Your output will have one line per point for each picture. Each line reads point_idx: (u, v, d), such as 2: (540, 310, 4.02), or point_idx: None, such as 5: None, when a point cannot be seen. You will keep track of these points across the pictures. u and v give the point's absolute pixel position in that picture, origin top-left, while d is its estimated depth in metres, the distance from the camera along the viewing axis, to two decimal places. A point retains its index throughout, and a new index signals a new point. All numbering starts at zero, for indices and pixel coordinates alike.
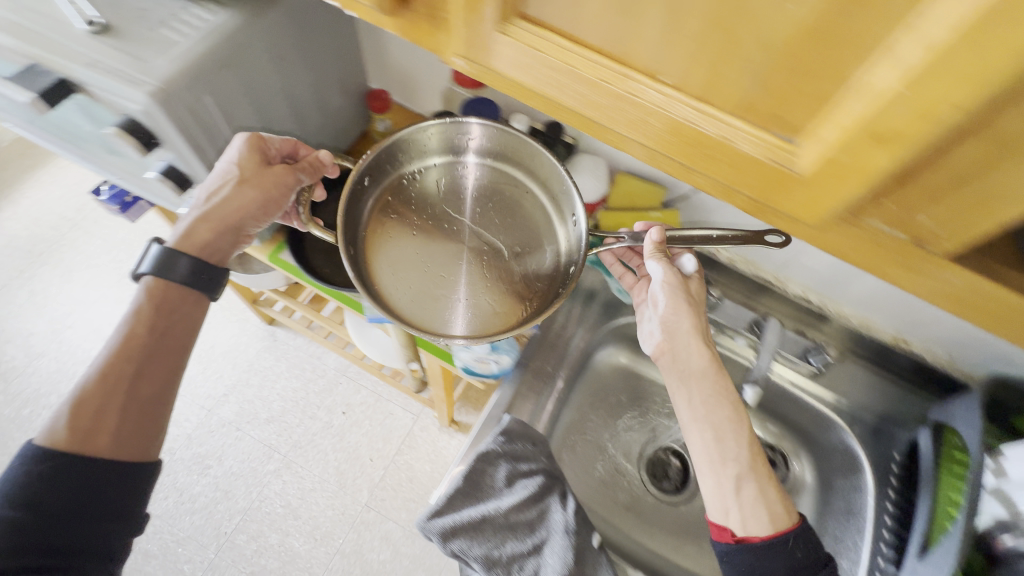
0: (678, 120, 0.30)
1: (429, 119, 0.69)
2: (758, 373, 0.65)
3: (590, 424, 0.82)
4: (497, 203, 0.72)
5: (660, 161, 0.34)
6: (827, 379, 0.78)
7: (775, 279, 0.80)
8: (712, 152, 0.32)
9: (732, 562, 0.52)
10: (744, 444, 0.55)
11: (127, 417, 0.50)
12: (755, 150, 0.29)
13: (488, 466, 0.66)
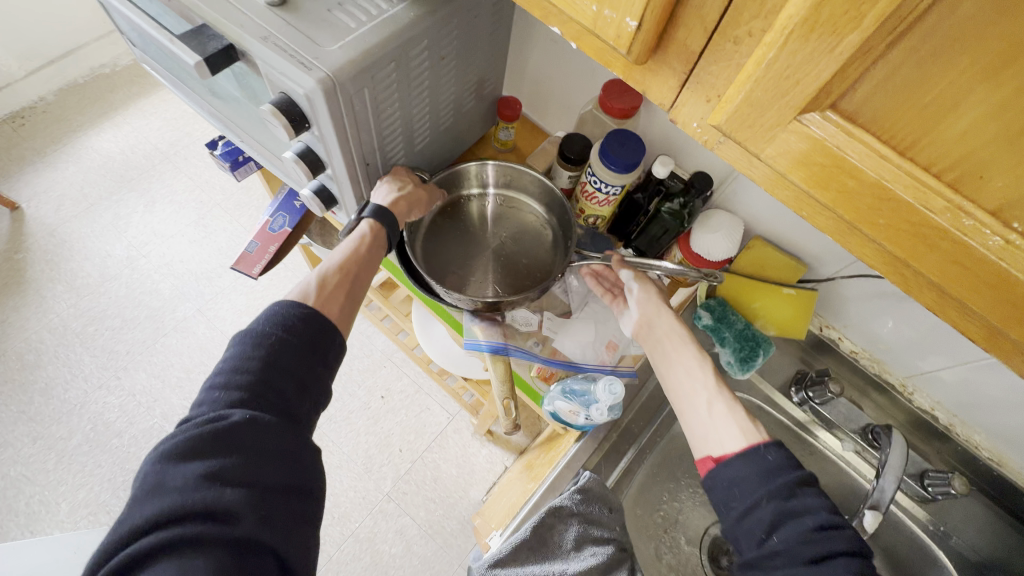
0: (1009, 272, 0.23)
1: (470, 160, 0.71)
2: (879, 496, 0.59)
3: (658, 491, 0.75)
4: (507, 218, 0.73)
5: (943, 313, 0.28)
6: (938, 507, 0.71)
7: (900, 384, 0.72)
8: None
9: (717, 487, 0.48)
10: (710, 373, 0.55)
11: (349, 304, 0.55)
12: None
13: (559, 525, 0.61)
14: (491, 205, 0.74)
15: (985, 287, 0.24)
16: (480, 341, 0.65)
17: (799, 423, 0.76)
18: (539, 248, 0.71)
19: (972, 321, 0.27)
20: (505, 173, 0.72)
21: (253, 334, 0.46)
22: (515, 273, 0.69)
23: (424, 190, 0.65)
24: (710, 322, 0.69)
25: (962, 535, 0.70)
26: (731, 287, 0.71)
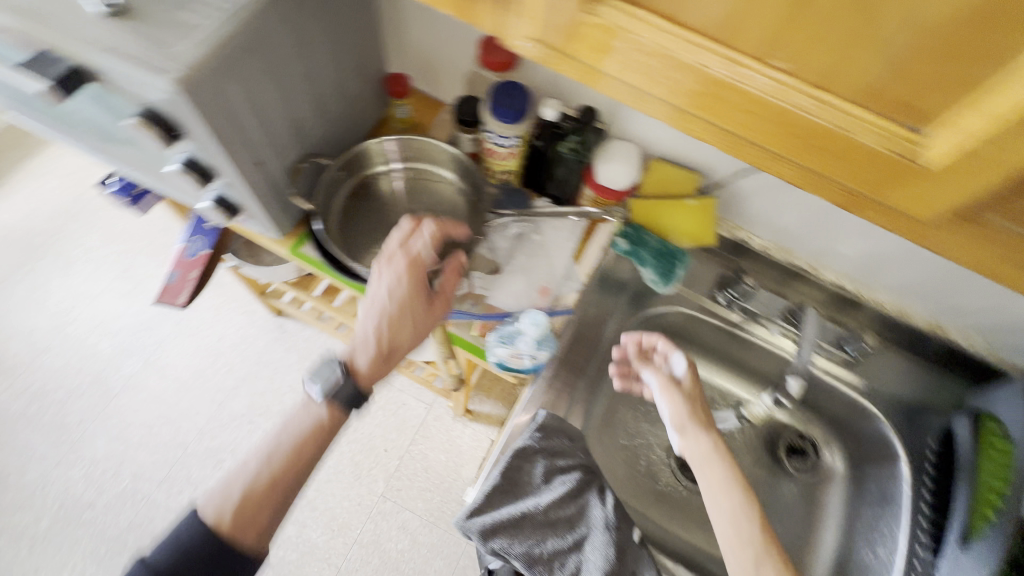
0: (790, 109, 0.29)
1: (372, 139, 0.71)
2: (799, 366, 0.65)
3: (618, 416, 0.80)
4: (419, 192, 0.74)
5: (769, 168, 0.33)
6: (862, 369, 0.78)
7: (809, 266, 0.79)
8: (822, 145, 0.30)
9: None
10: (753, 517, 0.52)
11: (272, 513, 0.56)
12: (878, 140, 0.28)
13: (527, 464, 0.64)
14: (401, 181, 0.75)
15: (776, 126, 0.30)
16: None
17: (732, 323, 0.80)
18: (455, 217, 0.73)
19: (788, 169, 0.33)
20: (410, 147, 0.73)
21: (155, 558, 0.50)
22: None
23: (411, 293, 0.62)
24: (626, 246, 0.73)
25: (885, 385, 0.77)
26: (641, 211, 0.75)
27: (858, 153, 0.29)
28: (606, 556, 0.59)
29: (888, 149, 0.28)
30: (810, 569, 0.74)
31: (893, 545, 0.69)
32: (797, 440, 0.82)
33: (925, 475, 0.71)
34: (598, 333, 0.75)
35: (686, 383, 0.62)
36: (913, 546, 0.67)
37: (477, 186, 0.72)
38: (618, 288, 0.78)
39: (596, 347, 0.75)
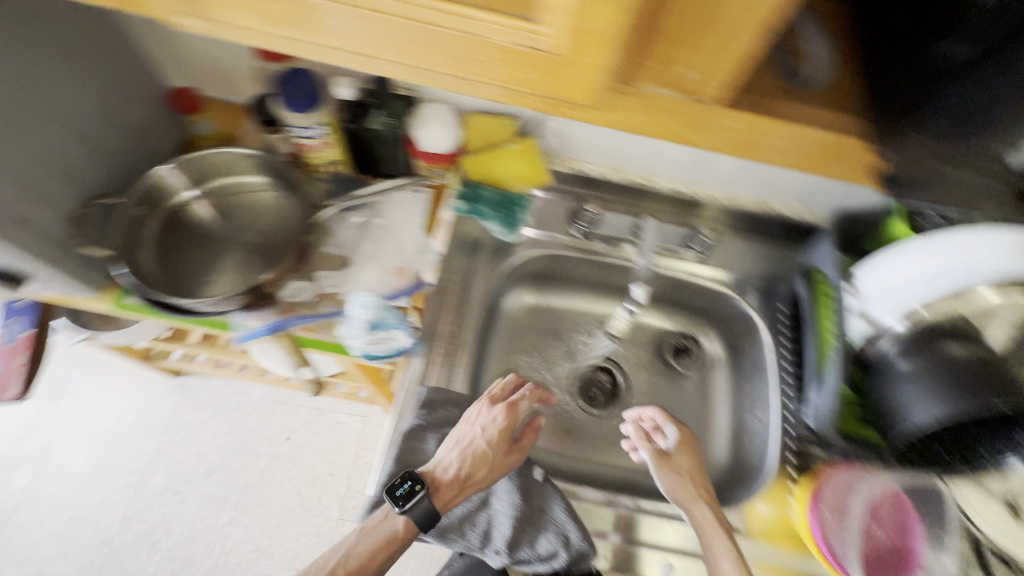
0: (426, 24, 0.34)
1: (166, 164, 0.66)
2: (643, 274, 0.68)
3: (522, 364, 0.85)
4: (240, 207, 0.70)
5: (465, 87, 0.39)
6: (713, 259, 0.84)
7: (643, 179, 0.83)
8: (470, 51, 0.35)
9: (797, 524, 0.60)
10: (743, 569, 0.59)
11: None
12: (504, 36, 0.33)
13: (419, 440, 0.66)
14: (216, 200, 0.70)
15: (431, 44, 0.35)
16: (256, 327, 0.63)
17: (592, 251, 0.82)
18: (284, 220, 0.69)
19: (488, 88, 0.38)
20: (215, 162, 0.68)
21: None
22: (270, 254, 0.67)
23: (484, 466, 0.65)
24: (465, 206, 0.73)
25: (736, 268, 0.85)
26: (473, 168, 0.75)
27: (501, 51, 0.34)
28: (512, 502, 0.63)
29: (518, 43, 0.34)
30: (712, 449, 0.81)
31: (769, 405, 0.76)
32: (681, 340, 0.88)
33: (781, 337, 0.79)
34: (465, 296, 0.76)
35: (676, 454, 0.71)
36: (783, 401, 0.74)
37: (297, 184, 0.69)
38: (474, 248, 0.79)
39: (467, 310, 0.75)
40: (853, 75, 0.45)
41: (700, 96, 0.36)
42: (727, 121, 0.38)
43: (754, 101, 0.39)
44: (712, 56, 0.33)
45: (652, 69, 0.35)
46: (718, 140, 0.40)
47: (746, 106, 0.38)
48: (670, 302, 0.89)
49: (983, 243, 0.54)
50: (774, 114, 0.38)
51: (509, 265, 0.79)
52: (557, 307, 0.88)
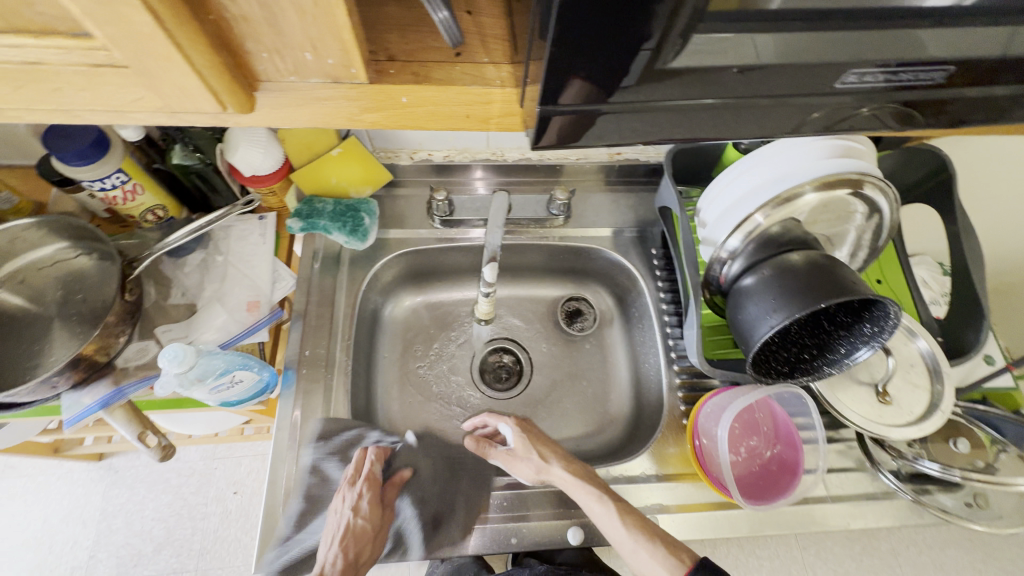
0: None
1: None
2: (491, 251, 0.66)
3: (417, 367, 0.82)
4: (51, 279, 0.64)
5: (129, 118, 0.35)
6: (580, 218, 0.84)
7: (492, 153, 0.81)
8: (60, 80, 0.30)
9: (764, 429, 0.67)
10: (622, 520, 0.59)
11: None
12: (69, 57, 0.28)
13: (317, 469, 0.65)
14: (21, 278, 0.63)
15: (16, 81, 0.30)
16: (87, 404, 0.59)
17: (454, 240, 0.81)
18: (102, 282, 0.63)
19: (150, 115, 0.35)
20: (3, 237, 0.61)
21: None
22: (91, 321, 0.62)
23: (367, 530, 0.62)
24: (301, 224, 0.69)
25: (605, 220, 0.84)
26: (306, 181, 0.72)
27: (90, 71, 0.29)
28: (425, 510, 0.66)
29: (95, 63, 0.28)
30: (617, 402, 0.82)
31: (654, 346, 0.77)
32: (571, 304, 0.88)
33: (657, 281, 0.80)
34: (333, 314, 0.73)
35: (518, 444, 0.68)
36: (667, 339, 0.75)
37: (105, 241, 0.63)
38: (332, 263, 0.76)
39: (336, 327, 0.72)
40: (493, 21, 0.39)
41: (348, 78, 0.33)
42: (400, 98, 0.35)
43: (422, 62, 0.36)
44: (316, 27, 0.29)
45: (273, 57, 0.31)
46: (401, 117, 0.37)
47: (415, 72, 0.35)
48: (554, 270, 0.88)
49: (782, 157, 0.61)
50: (437, 76, 0.35)
51: (374, 271, 0.78)
52: (443, 300, 0.86)
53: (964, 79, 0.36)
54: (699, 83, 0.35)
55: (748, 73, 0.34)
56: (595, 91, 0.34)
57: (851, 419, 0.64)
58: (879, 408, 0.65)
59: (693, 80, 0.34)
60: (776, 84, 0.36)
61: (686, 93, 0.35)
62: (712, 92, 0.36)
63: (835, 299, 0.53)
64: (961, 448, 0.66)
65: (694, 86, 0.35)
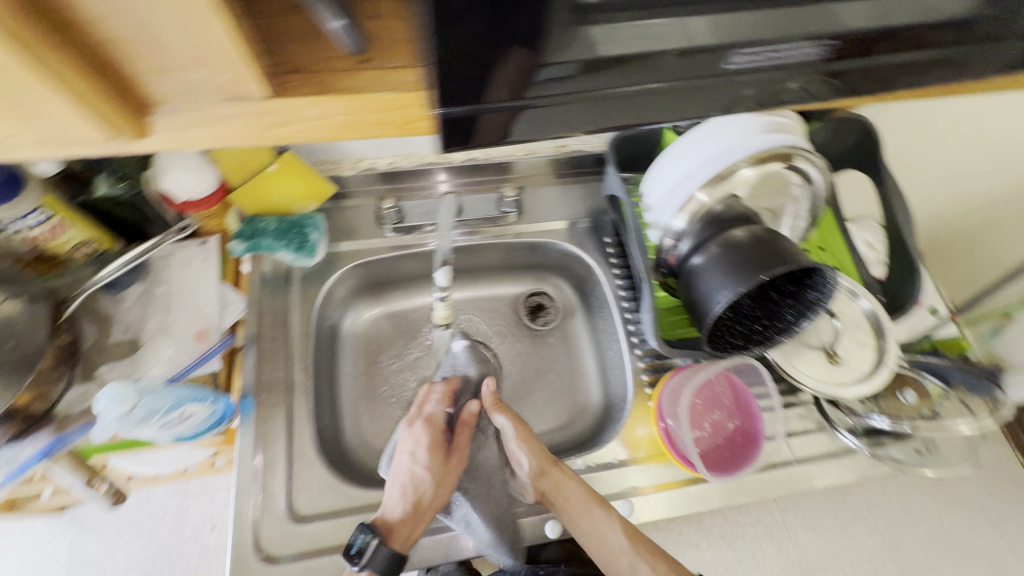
0: None
1: None
2: (444, 254, 0.65)
3: (383, 380, 0.80)
4: None
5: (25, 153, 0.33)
6: (532, 213, 0.84)
7: (437, 156, 0.80)
8: None
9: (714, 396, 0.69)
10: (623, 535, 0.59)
11: None
12: None
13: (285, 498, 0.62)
14: None
15: None
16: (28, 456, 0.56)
17: (408, 247, 0.80)
18: None
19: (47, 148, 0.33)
20: None
21: None
22: None
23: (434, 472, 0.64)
24: (244, 245, 0.67)
25: (557, 213, 0.85)
26: (246, 202, 0.70)
27: None
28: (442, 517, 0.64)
29: None
30: (587, 392, 0.82)
31: (616, 334, 0.78)
32: (532, 300, 0.88)
33: (613, 269, 0.81)
34: (288, 334, 0.71)
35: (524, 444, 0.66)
36: (627, 325, 0.77)
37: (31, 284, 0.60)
38: (282, 282, 0.74)
39: (292, 347, 0.70)
40: (401, 23, 0.39)
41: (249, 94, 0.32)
42: (310, 109, 0.35)
43: (330, 71, 0.35)
44: (202, 45, 0.28)
45: (165, 79, 0.30)
46: (314, 129, 0.36)
47: (323, 82, 0.35)
48: (513, 268, 0.88)
49: (715, 137, 0.63)
50: (349, 85, 0.35)
51: (328, 286, 0.76)
52: (404, 309, 0.85)
53: (847, 52, 0.39)
54: (601, 78, 0.36)
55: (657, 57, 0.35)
56: (499, 88, 0.35)
57: (805, 383, 0.66)
58: (831, 368, 0.68)
59: (596, 74, 0.36)
60: (674, 72, 0.37)
61: (592, 87, 0.37)
62: (615, 85, 0.37)
63: (776, 270, 0.55)
64: (909, 398, 0.70)
65: (595, 80, 0.36)
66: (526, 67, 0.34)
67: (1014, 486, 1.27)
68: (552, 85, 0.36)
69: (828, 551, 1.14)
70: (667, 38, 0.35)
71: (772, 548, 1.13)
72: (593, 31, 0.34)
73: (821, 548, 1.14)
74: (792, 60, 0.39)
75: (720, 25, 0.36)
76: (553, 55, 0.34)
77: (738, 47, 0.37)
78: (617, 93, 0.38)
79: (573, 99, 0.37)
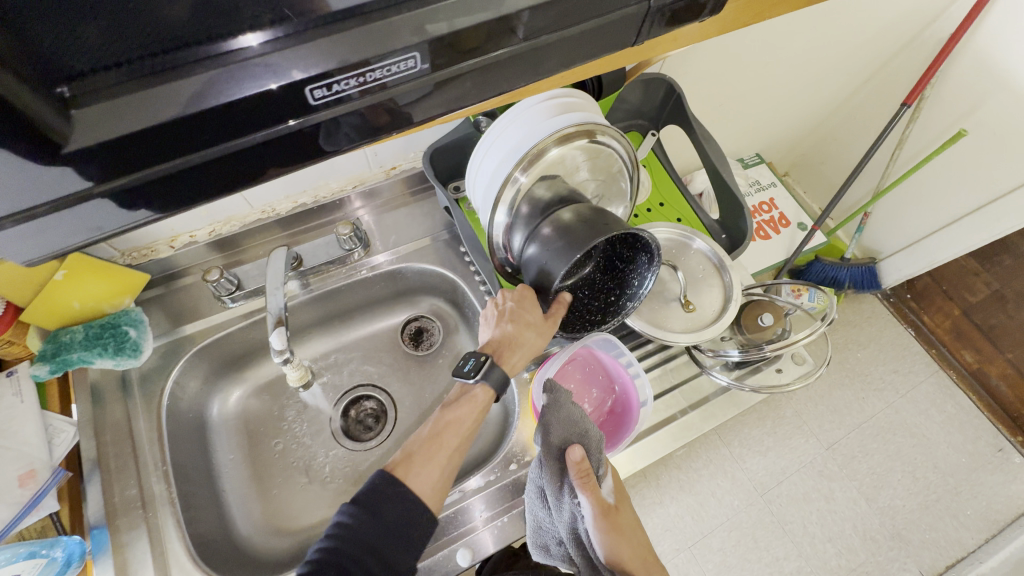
0: None
1: None
2: (277, 313, 0.62)
3: (269, 457, 0.75)
4: None
5: None
6: (381, 241, 0.82)
7: (261, 212, 0.76)
8: None
9: (589, 368, 0.70)
10: None
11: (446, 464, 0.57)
12: None
13: None
14: None
15: None
16: None
17: (257, 312, 0.75)
18: None
19: None
20: None
21: None
22: None
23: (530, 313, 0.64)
24: (50, 367, 0.60)
25: (407, 236, 0.83)
26: (42, 319, 0.62)
27: None
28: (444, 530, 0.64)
29: None
30: None
31: None
32: (410, 328, 0.86)
33: (475, 278, 0.80)
34: (135, 446, 0.65)
35: (613, 526, 0.53)
36: None
37: None
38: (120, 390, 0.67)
39: (144, 456, 0.64)
40: None
41: None
42: None
43: None
44: None
45: None
46: None
47: None
48: (381, 301, 0.85)
49: (509, 131, 0.63)
50: None
51: (174, 379, 0.70)
52: (276, 375, 0.80)
53: None
54: (161, 149, 0.30)
55: (320, 96, 0.32)
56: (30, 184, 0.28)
57: (671, 335, 0.68)
58: (688, 317, 0.71)
59: (155, 149, 0.30)
60: (254, 119, 0.31)
61: (163, 158, 0.31)
62: (187, 147, 0.31)
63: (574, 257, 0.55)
64: (767, 321, 0.75)
65: (152, 152, 0.30)
66: (32, 166, 0.28)
67: (907, 357, 1.41)
68: (99, 171, 0.30)
69: (776, 469, 1.20)
70: (205, 94, 0.29)
71: (728, 483, 1.17)
72: (100, 110, 0.28)
73: (769, 468, 1.19)
74: (396, 79, 0.33)
75: (279, 62, 0.30)
76: (61, 145, 0.28)
77: (309, 82, 0.31)
78: (196, 158, 0.31)
79: (150, 175, 0.31)
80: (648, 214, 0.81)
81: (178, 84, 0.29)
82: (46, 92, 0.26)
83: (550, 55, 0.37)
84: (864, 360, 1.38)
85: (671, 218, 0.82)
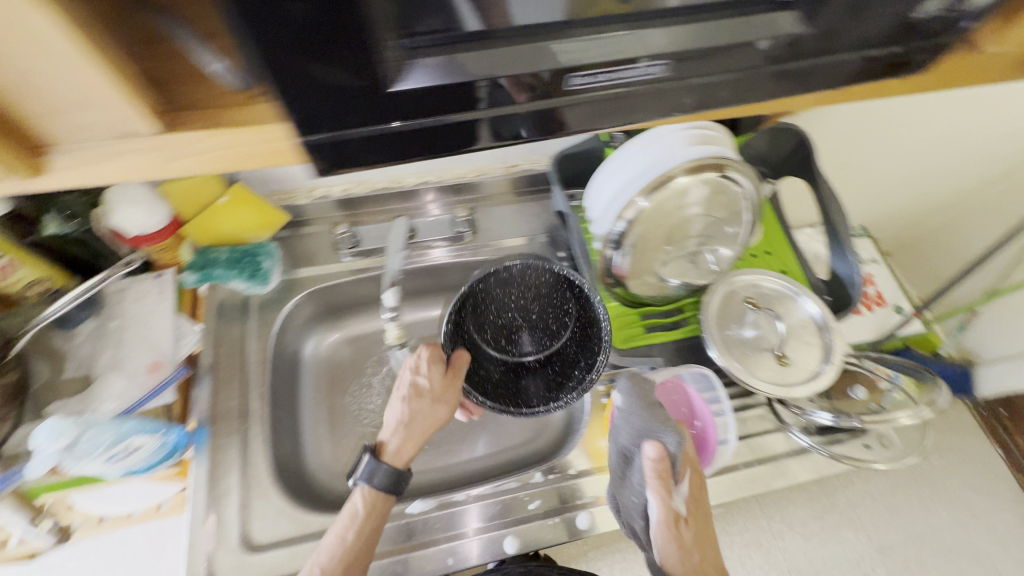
0: None
1: None
2: (394, 276, 0.67)
3: (344, 404, 0.80)
4: None
5: None
6: (487, 231, 0.85)
7: (390, 181, 0.83)
8: None
9: (672, 391, 0.70)
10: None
11: None
12: None
13: (242, 529, 0.61)
14: None
15: None
16: None
17: (364, 270, 0.81)
18: None
19: None
20: None
21: None
22: None
23: (426, 392, 0.65)
24: (196, 276, 0.70)
25: (511, 231, 0.86)
26: (197, 234, 0.72)
27: None
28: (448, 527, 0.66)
29: None
30: None
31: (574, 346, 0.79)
32: None
33: None
34: (243, 364, 0.71)
35: (674, 529, 0.53)
36: None
37: None
38: (240, 311, 0.75)
39: (249, 374, 0.71)
40: None
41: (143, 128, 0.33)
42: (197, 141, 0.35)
43: (215, 107, 0.35)
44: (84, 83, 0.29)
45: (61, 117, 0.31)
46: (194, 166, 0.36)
47: (205, 115, 0.35)
48: (471, 287, 0.89)
49: (649, 150, 0.65)
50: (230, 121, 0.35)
51: (286, 313, 0.77)
52: (366, 332, 0.85)
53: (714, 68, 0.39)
54: (456, 99, 0.36)
55: (574, 78, 0.36)
56: (317, 113, 0.33)
57: (760, 385, 0.67)
58: (781, 370, 0.69)
59: (453, 99, 0.35)
60: (534, 88, 0.37)
61: (451, 106, 0.36)
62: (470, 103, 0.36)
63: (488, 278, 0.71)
64: (859, 395, 0.72)
65: (447, 102, 0.36)
66: (367, 97, 0.33)
67: (989, 477, 1.29)
68: (406, 109, 0.35)
69: (817, 557, 1.12)
70: (509, 62, 0.35)
71: (762, 556, 1.11)
72: (427, 60, 0.33)
73: (810, 554, 1.12)
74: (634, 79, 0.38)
75: (567, 47, 0.35)
76: (391, 86, 0.33)
77: (574, 69, 0.36)
78: (461, 116, 0.37)
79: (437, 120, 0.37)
80: (752, 259, 0.81)
81: (490, 50, 0.34)
82: (402, 39, 0.32)
83: (726, 88, 0.40)
84: (939, 469, 1.27)
85: (776, 269, 0.80)
